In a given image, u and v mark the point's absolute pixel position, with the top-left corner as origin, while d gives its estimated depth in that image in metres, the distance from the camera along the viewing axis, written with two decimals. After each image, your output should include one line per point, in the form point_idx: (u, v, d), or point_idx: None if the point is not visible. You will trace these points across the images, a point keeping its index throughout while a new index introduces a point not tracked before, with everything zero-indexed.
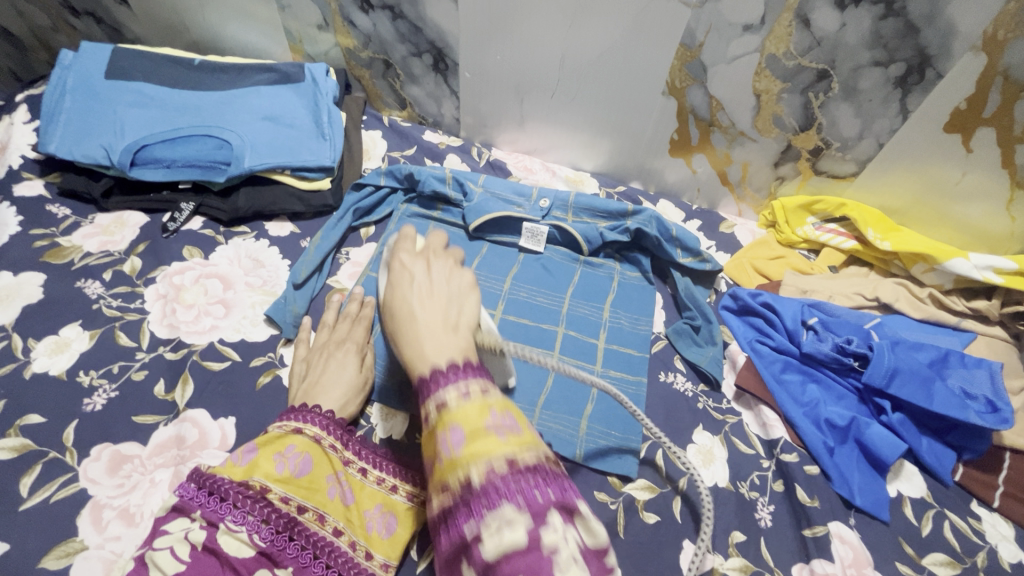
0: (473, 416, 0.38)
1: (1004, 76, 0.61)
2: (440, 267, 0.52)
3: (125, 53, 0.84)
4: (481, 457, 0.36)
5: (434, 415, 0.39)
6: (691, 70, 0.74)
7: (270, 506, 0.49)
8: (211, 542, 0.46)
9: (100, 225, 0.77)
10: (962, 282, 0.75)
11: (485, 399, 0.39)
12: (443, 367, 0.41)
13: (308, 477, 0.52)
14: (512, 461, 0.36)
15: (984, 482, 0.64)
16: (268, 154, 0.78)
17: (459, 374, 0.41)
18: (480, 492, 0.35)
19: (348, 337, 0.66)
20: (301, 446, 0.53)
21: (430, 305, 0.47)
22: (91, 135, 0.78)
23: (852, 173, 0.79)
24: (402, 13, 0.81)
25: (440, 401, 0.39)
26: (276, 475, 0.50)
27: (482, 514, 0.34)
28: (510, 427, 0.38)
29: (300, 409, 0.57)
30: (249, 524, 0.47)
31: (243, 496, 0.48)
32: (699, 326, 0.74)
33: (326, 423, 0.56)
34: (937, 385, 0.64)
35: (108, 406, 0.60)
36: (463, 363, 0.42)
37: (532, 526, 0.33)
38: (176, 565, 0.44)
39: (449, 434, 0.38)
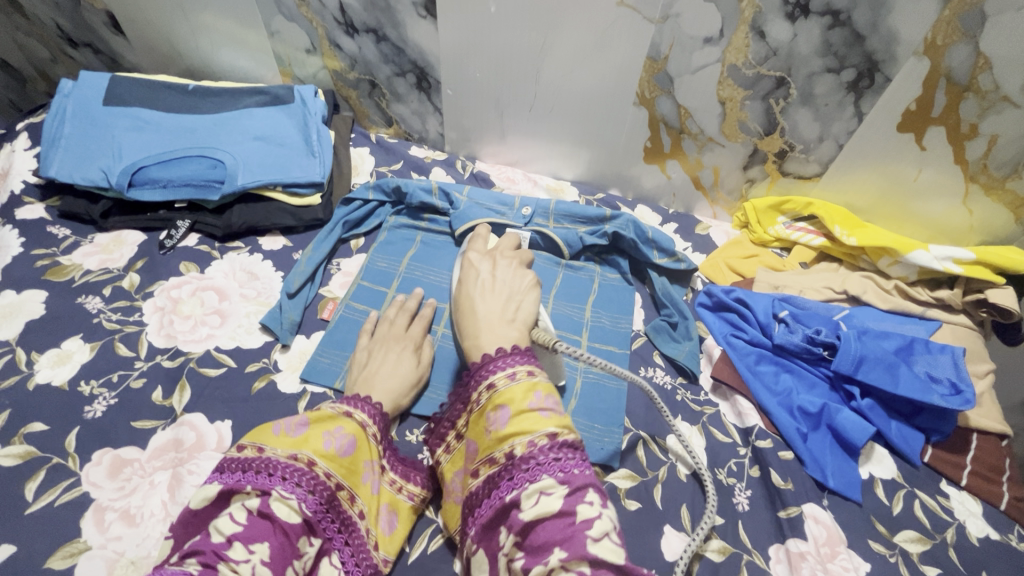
0: (519, 399, 0.48)
1: (947, 78, 0.66)
2: (508, 273, 0.62)
3: (122, 80, 0.88)
4: (525, 431, 0.46)
5: (486, 397, 0.50)
6: (658, 81, 0.78)
7: (316, 478, 0.50)
8: (265, 508, 0.46)
9: (100, 244, 0.80)
10: (925, 273, 0.79)
11: (534, 381, 0.49)
12: (492, 352, 0.52)
13: (350, 459, 0.54)
14: (553, 435, 0.45)
15: (952, 461, 0.66)
16: (261, 171, 0.82)
17: (509, 359, 0.51)
18: (524, 461, 0.45)
19: (407, 334, 0.70)
20: (348, 428, 0.55)
21: (491, 302, 0.57)
22: (91, 159, 0.81)
23: (816, 173, 0.83)
24: (385, 36, 0.85)
25: (490, 383, 0.50)
26: (323, 451, 0.52)
27: (526, 484, 0.44)
28: (552, 407, 0.47)
29: (357, 398, 0.59)
30: (299, 492, 0.48)
31: (294, 468, 0.49)
32: (676, 323, 0.77)
33: (374, 413, 0.59)
34: (902, 370, 0.67)
35: (107, 413, 0.62)
36: (507, 348, 0.52)
37: (569, 497, 0.42)
38: (234, 527, 0.44)
39: (499, 413, 0.48)
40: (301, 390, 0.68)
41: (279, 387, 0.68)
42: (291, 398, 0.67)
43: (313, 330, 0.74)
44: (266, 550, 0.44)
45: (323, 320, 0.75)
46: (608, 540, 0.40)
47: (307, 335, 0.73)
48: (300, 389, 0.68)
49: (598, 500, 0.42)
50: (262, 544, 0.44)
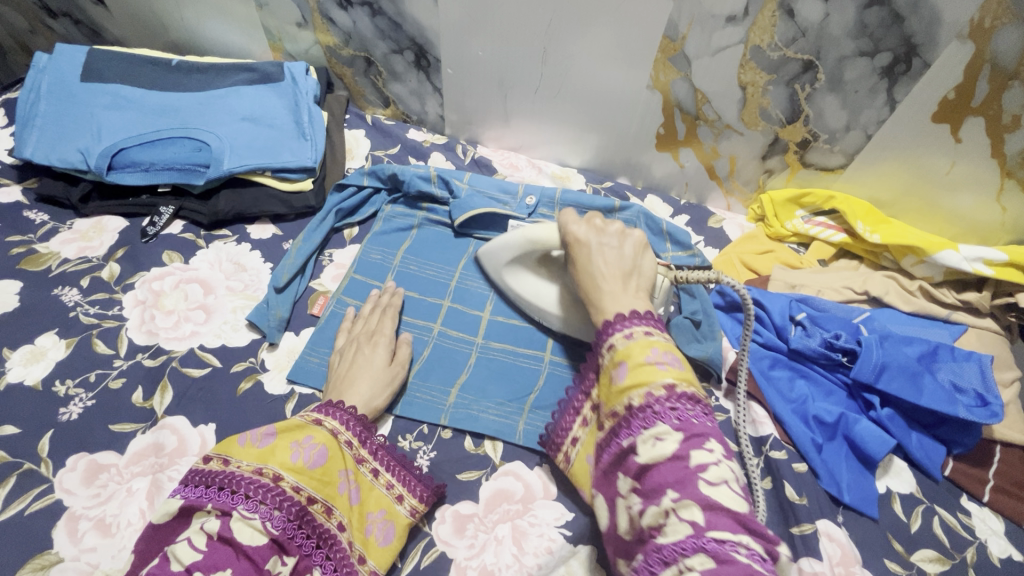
0: (636, 353, 0.47)
1: (992, 64, 0.60)
2: (591, 227, 0.58)
3: (101, 55, 0.83)
4: (644, 384, 0.45)
5: (606, 356, 0.49)
6: (675, 63, 0.73)
7: (283, 494, 0.48)
8: (225, 531, 0.44)
9: (79, 230, 0.76)
10: (952, 274, 0.75)
11: (651, 340, 0.48)
12: (611, 316, 0.50)
13: (322, 470, 0.51)
14: (671, 387, 0.44)
15: (974, 476, 0.63)
16: (248, 155, 0.77)
17: (628, 321, 0.49)
18: (641, 411, 0.45)
19: (378, 328, 0.67)
20: (319, 437, 0.52)
21: (601, 264, 0.54)
22: (68, 139, 0.76)
23: (840, 165, 0.78)
24: (381, 9, 0.79)
25: (611, 342, 0.49)
26: (289, 464, 0.49)
27: (640, 430, 0.44)
28: (670, 361, 0.46)
29: (332, 405, 0.56)
30: (263, 510, 0.46)
31: (257, 485, 0.47)
32: (700, 321, 0.72)
33: (347, 419, 0.56)
34: (926, 380, 0.63)
35: (84, 415, 0.59)
36: (630, 311, 0.50)
37: (683, 445, 0.41)
38: (193, 555, 0.42)
39: (617, 369, 0.48)
40: (289, 391, 0.64)
41: (265, 387, 0.64)
42: (278, 399, 0.63)
43: (302, 326, 0.70)
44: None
45: (313, 316, 0.71)
46: (727, 487, 0.39)
47: (296, 332, 0.70)
48: (289, 390, 0.64)
49: (719, 451, 0.41)
50: (223, 572, 0.42)
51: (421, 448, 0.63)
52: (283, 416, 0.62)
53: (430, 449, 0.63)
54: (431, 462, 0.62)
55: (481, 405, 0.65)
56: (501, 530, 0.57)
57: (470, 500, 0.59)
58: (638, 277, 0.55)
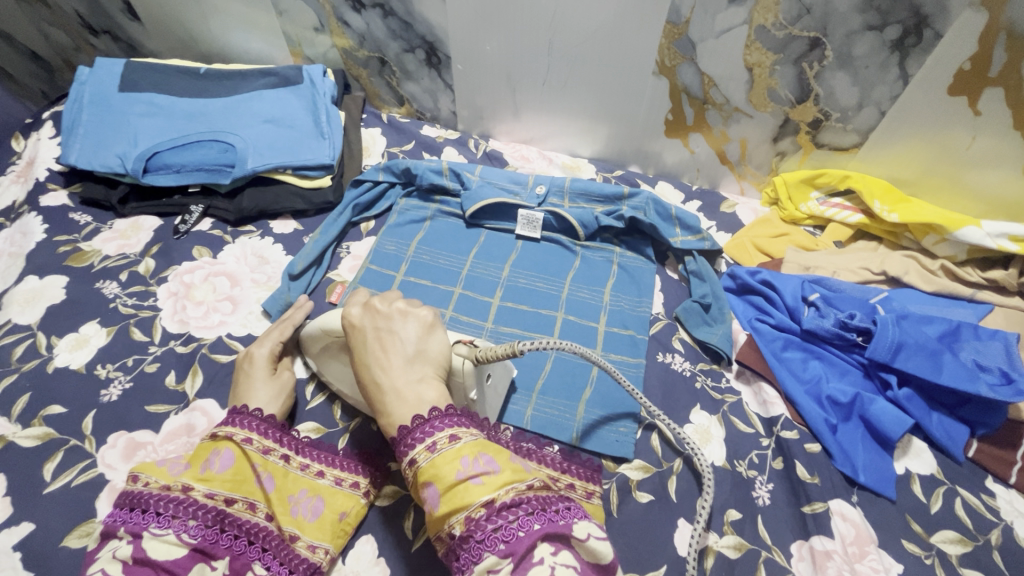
0: (445, 472, 0.39)
1: (1009, 31, 0.59)
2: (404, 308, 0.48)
3: (136, 66, 0.88)
4: (460, 508, 0.38)
5: (410, 473, 0.41)
6: (679, 47, 0.73)
7: (195, 503, 0.48)
8: (139, 553, 0.44)
9: (118, 230, 0.81)
10: (977, 251, 0.72)
11: (457, 447, 0.40)
12: (409, 422, 0.41)
13: (234, 471, 0.52)
14: (491, 504, 0.38)
15: (1001, 458, 0.61)
16: (271, 155, 0.82)
17: (428, 427, 0.41)
18: (466, 542, 0.38)
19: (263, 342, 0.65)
20: (221, 444, 0.53)
21: (381, 356, 0.45)
22: (107, 145, 0.82)
23: (855, 144, 0.76)
24: (392, 10, 0.83)
25: (410, 459, 0.40)
26: (199, 474, 0.51)
27: (471, 566, 0.37)
28: (485, 469, 0.39)
29: (236, 414, 0.56)
30: (176, 524, 0.46)
31: (164, 501, 0.48)
32: (709, 305, 0.72)
33: (250, 420, 0.56)
34: (947, 358, 0.62)
35: (122, 396, 0.64)
36: (428, 410, 0.42)
37: (518, 568, 0.37)
38: None
39: (427, 492, 0.40)
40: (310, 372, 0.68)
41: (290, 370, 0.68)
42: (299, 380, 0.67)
43: (323, 315, 0.74)
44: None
45: (331, 305, 0.74)
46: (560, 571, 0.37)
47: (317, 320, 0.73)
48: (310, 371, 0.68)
49: (547, 551, 0.37)
50: None
51: None
52: (303, 398, 0.66)
53: None
54: None
55: None
56: None
57: None
58: (426, 360, 0.46)
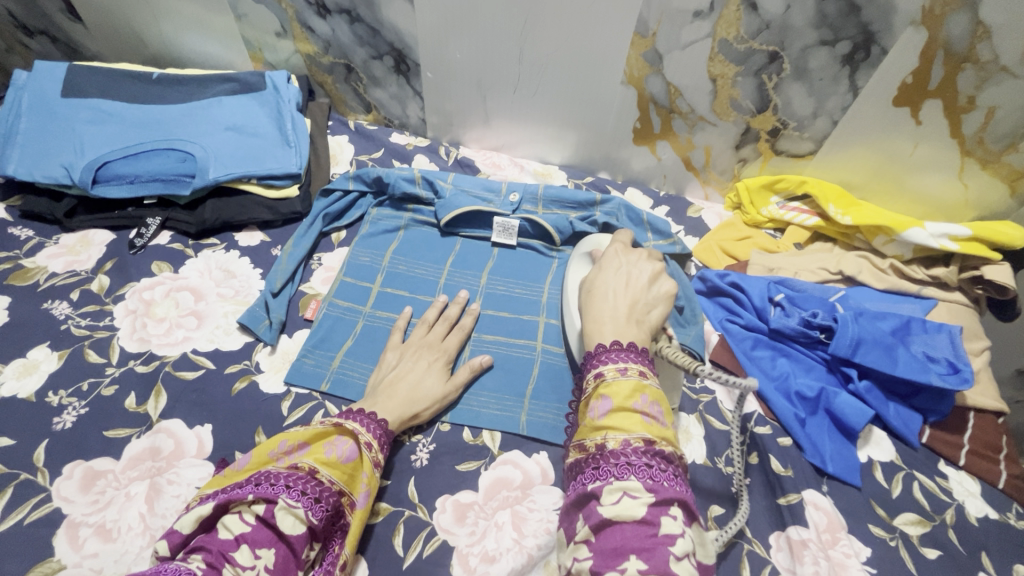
0: (626, 394, 0.47)
1: (945, 49, 0.64)
2: (646, 256, 0.61)
3: (80, 70, 0.83)
4: (620, 429, 0.46)
5: (592, 384, 0.50)
6: (647, 58, 0.75)
7: (322, 485, 0.49)
8: (270, 516, 0.46)
9: (65, 245, 0.76)
10: (921, 251, 0.78)
11: (642, 384, 0.48)
12: (606, 344, 0.51)
13: (352, 465, 0.53)
14: (648, 443, 0.45)
15: (949, 441, 0.66)
16: (233, 164, 0.78)
17: (623, 354, 0.50)
18: (615, 457, 0.44)
19: (441, 343, 0.68)
20: (347, 438, 0.54)
21: (616, 286, 0.56)
22: (51, 155, 0.77)
23: (810, 151, 0.81)
24: (359, 17, 0.81)
25: (599, 373, 0.50)
26: (324, 459, 0.51)
27: (610, 479, 0.43)
28: (653, 416, 0.47)
29: (359, 412, 0.57)
30: (305, 500, 0.48)
31: (296, 476, 0.49)
32: (681, 307, 0.75)
33: (370, 424, 0.56)
34: (900, 351, 0.66)
35: (78, 424, 0.60)
36: (626, 343, 0.51)
37: (653, 506, 0.41)
38: (242, 527, 0.46)
39: (600, 402, 0.48)
40: (284, 390, 0.65)
41: (261, 387, 0.65)
42: (274, 398, 0.64)
43: (297, 330, 0.71)
44: (271, 556, 0.45)
45: (306, 320, 0.72)
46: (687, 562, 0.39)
47: (290, 335, 0.71)
48: (283, 389, 0.65)
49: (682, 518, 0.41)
50: (267, 550, 0.45)
51: (420, 441, 0.63)
52: (280, 415, 0.63)
53: (430, 442, 0.63)
54: (429, 456, 0.62)
55: (479, 398, 0.67)
56: (500, 515, 0.58)
57: (469, 489, 0.60)
58: (645, 308, 0.55)
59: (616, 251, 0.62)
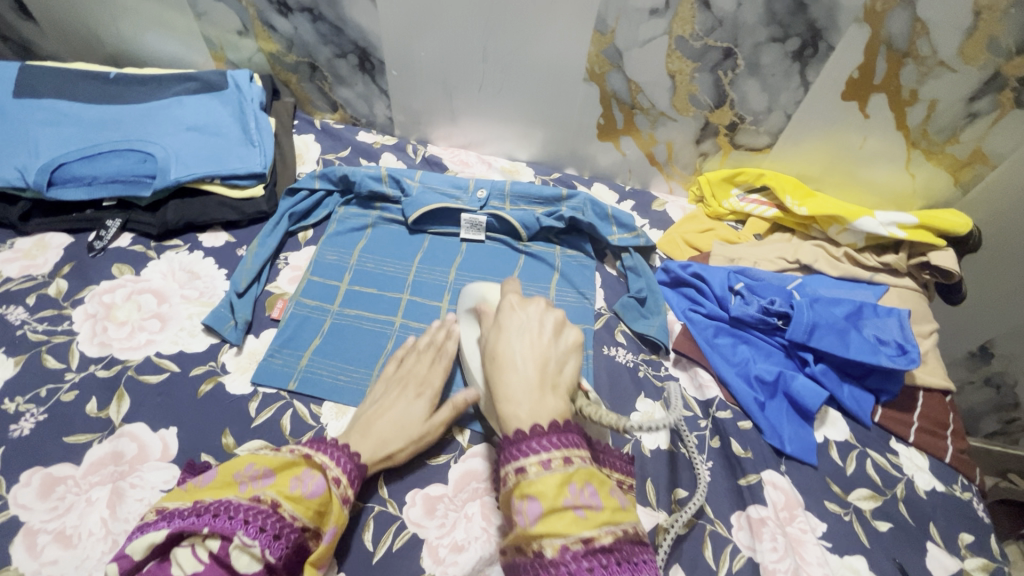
0: (553, 494, 0.41)
1: (888, 45, 0.67)
2: (539, 310, 0.55)
3: (34, 70, 0.81)
4: (557, 533, 0.40)
5: (513, 480, 0.43)
6: (607, 55, 0.77)
7: (282, 521, 0.47)
8: (224, 555, 0.45)
9: (21, 249, 0.74)
10: (873, 239, 0.81)
11: (569, 471, 0.42)
12: (526, 429, 0.45)
13: (320, 500, 0.50)
14: (588, 540, 0.40)
15: (900, 419, 0.69)
16: (196, 164, 0.77)
17: (544, 441, 0.43)
18: (554, 566, 0.40)
19: (428, 376, 0.63)
20: (316, 469, 0.51)
21: (523, 348, 0.51)
22: (4, 157, 0.75)
23: (767, 145, 0.83)
24: (322, 15, 0.81)
25: (519, 468, 0.43)
26: (288, 493, 0.49)
27: None
28: (589, 503, 0.42)
29: (331, 445, 0.54)
30: (262, 539, 0.45)
31: (256, 512, 0.47)
32: (645, 299, 0.77)
33: (341, 457, 0.53)
34: (853, 335, 0.69)
35: (36, 430, 0.58)
36: (546, 427, 0.45)
37: None
38: (194, 565, 0.45)
39: (527, 505, 0.42)
40: (252, 391, 0.65)
41: (227, 388, 0.64)
42: (241, 398, 0.64)
43: (264, 329, 0.71)
44: None
45: (274, 319, 0.72)
46: None
47: (257, 335, 0.70)
48: (251, 390, 0.65)
49: None
50: None
51: None
52: (247, 415, 0.63)
53: None
54: None
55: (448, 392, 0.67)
56: (469, 506, 0.59)
57: (439, 482, 0.61)
58: (554, 370, 0.50)
59: (513, 305, 0.56)
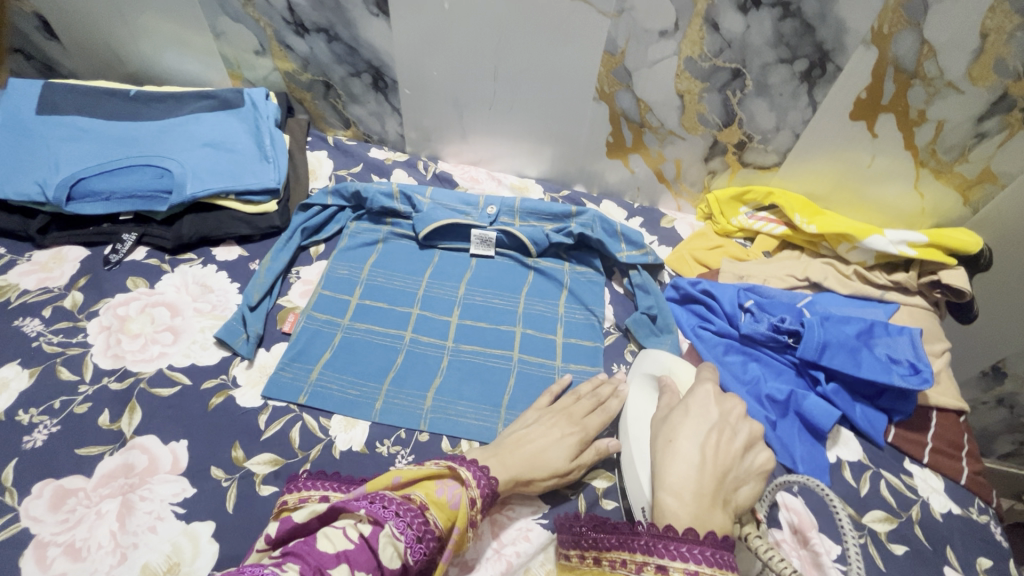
0: None
1: (895, 66, 0.68)
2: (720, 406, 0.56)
3: (56, 88, 0.83)
4: None
5: (653, 575, 0.46)
6: (617, 75, 0.78)
7: (426, 523, 0.47)
8: (372, 542, 0.44)
9: (38, 262, 0.75)
10: (882, 257, 0.81)
11: None
12: (681, 530, 0.47)
13: (455, 514, 0.49)
14: None
15: (914, 440, 0.68)
16: (211, 179, 0.79)
17: (694, 550, 0.45)
18: None
19: (582, 419, 0.63)
20: (458, 481, 0.51)
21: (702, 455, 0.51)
22: (24, 171, 0.76)
23: (775, 163, 0.84)
24: (337, 35, 0.83)
25: (664, 567, 0.45)
26: (434, 496, 0.49)
27: None
28: None
29: (468, 460, 0.54)
30: (408, 536, 0.45)
31: (406, 507, 0.47)
32: (655, 316, 0.76)
33: (478, 476, 0.52)
34: (864, 354, 0.68)
35: (49, 442, 0.59)
36: (707, 536, 0.46)
37: None
38: (346, 543, 0.44)
39: None
40: (261, 404, 0.65)
41: (237, 402, 0.65)
42: (251, 412, 0.64)
43: (274, 343, 0.71)
44: None
45: (284, 333, 0.72)
46: None
47: (268, 349, 0.71)
48: (260, 403, 0.65)
49: None
50: None
51: (398, 454, 0.63)
52: (257, 428, 0.63)
53: (407, 454, 0.63)
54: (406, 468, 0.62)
55: (456, 407, 0.67)
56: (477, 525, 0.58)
57: None
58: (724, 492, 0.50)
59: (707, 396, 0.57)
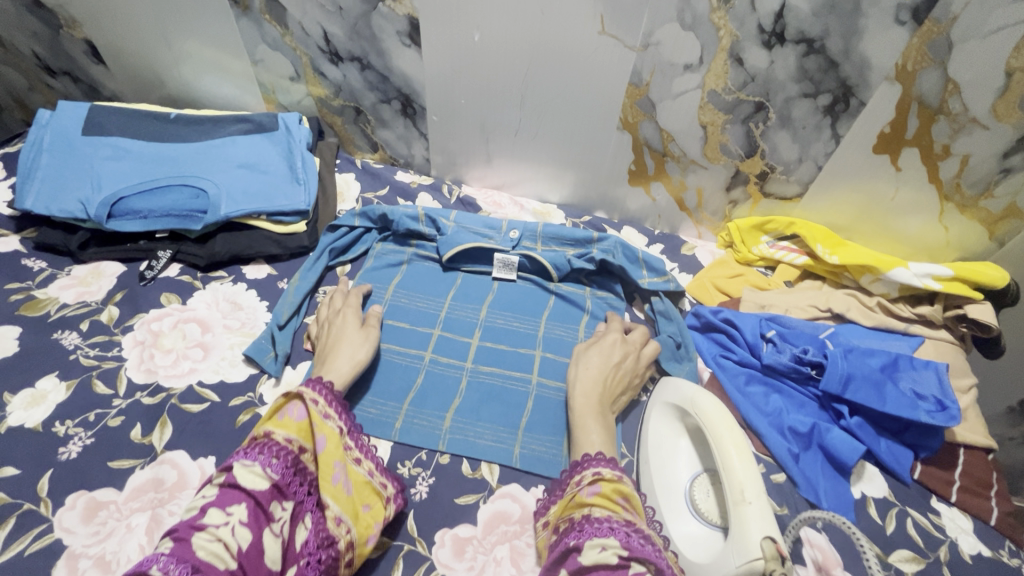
0: (611, 486, 0.54)
1: (919, 102, 0.68)
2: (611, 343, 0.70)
3: (102, 110, 0.87)
4: (607, 507, 0.52)
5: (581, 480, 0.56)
6: (641, 106, 0.80)
7: (276, 445, 0.53)
8: (230, 480, 0.49)
9: (77, 277, 0.78)
10: (906, 289, 0.80)
11: (623, 484, 0.54)
12: (592, 453, 0.58)
13: (304, 423, 0.56)
14: (629, 521, 0.50)
15: (940, 478, 0.67)
16: (245, 200, 0.82)
17: (602, 460, 0.57)
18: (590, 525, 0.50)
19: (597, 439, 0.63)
20: (295, 401, 0.57)
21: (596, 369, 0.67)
22: (69, 189, 0.80)
23: (797, 194, 0.85)
24: (370, 64, 0.86)
25: (597, 471, 0.56)
26: (275, 422, 0.55)
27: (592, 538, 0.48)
28: (630, 506, 0.52)
29: (311, 380, 0.60)
30: (261, 459, 0.51)
31: (253, 445, 0.53)
32: (679, 342, 0.77)
33: (325, 393, 0.59)
34: (889, 388, 0.68)
35: (83, 454, 0.60)
36: (598, 453, 0.58)
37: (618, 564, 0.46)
38: (206, 497, 0.48)
39: (590, 486, 0.54)
40: None
41: None
42: None
43: (300, 361, 0.73)
44: (241, 510, 0.47)
45: (309, 351, 0.73)
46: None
47: (295, 367, 0.72)
48: None
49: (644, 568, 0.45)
50: (236, 506, 0.48)
51: (419, 476, 0.64)
52: None
53: (429, 476, 0.64)
54: (428, 490, 0.63)
55: (477, 430, 0.68)
56: (498, 551, 0.59)
57: (468, 523, 0.61)
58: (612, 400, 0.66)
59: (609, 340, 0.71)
